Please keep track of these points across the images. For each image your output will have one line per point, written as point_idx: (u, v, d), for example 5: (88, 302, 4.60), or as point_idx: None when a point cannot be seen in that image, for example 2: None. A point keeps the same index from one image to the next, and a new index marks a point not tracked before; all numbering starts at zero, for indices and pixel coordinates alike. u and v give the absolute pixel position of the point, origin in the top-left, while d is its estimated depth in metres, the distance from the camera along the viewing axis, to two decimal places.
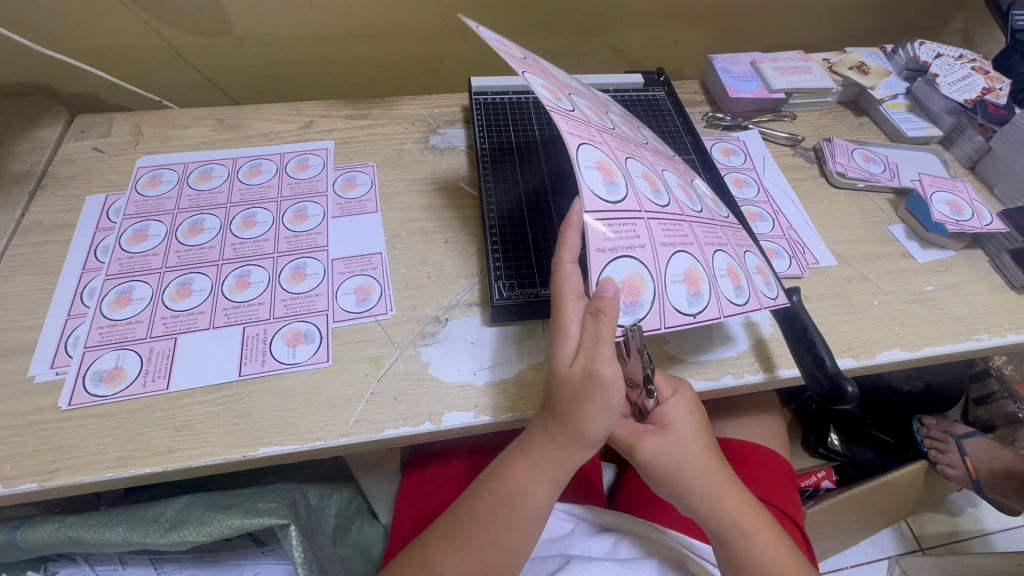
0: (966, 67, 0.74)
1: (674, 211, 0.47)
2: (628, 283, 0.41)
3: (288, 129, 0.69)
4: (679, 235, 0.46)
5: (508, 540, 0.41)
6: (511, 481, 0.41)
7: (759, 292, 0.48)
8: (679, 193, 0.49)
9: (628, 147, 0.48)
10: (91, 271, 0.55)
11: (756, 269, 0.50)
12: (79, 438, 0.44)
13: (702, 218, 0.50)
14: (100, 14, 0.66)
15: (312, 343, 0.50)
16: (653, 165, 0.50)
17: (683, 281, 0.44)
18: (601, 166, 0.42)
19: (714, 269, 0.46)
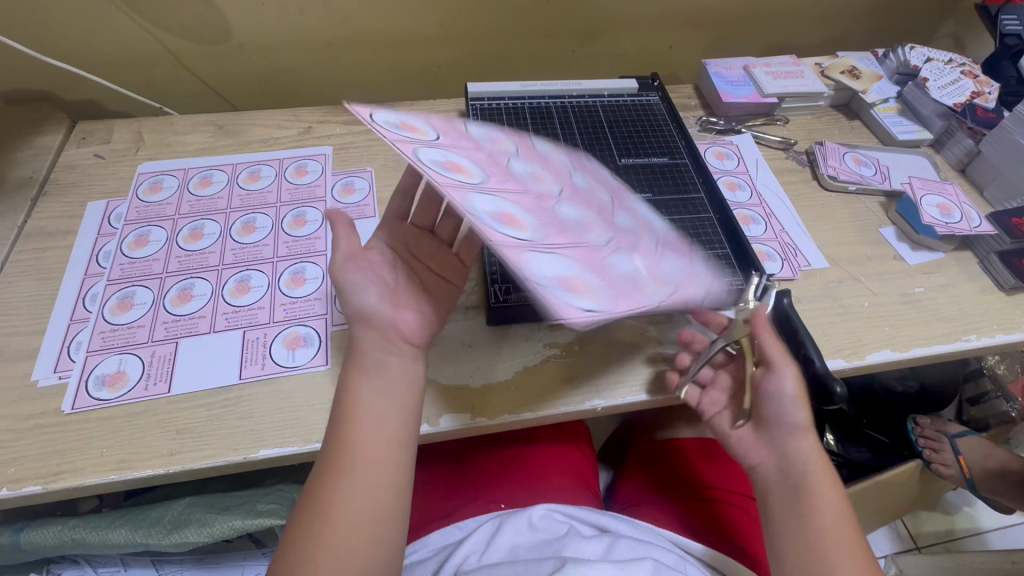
0: (955, 71, 0.75)
1: (545, 199, 0.41)
2: (409, 129, 0.39)
3: (286, 135, 0.70)
4: (514, 188, 0.40)
5: (370, 450, 0.39)
6: (348, 399, 0.40)
7: (568, 254, 0.36)
8: (581, 206, 0.43)
9: (550, 167, 0.48)
10: (93, 277, 0.56)
11: (626, 285, 0.38)
12: (82, 442, 0.45)
13: (603, 241, 0.41)
14: (100, 21, 0.67)
15: (311, 346, 0.51)
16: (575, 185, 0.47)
17: (464, 177, 0.36)
18: (492, 136, 0.47)
19: (537, 236, 0.36)
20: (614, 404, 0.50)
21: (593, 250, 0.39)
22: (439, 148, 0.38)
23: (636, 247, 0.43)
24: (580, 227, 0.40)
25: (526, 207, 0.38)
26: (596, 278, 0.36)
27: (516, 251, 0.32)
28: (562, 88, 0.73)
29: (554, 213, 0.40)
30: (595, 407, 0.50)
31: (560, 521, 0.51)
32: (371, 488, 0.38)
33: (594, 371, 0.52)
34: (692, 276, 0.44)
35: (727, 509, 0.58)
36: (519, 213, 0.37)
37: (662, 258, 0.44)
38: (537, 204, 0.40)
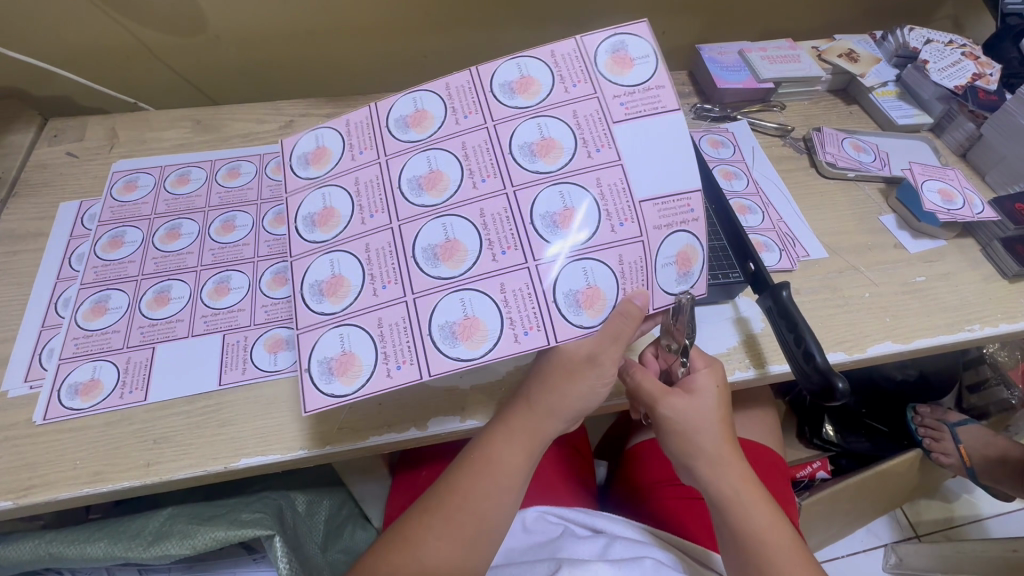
0: (955, 52, 0.73)
1: (403, 225, 0.42)
2: (315, 166, 0.45)
3: (267, 129, 0.68)
4: (372, 224, 0.42)
5: (490, 511, 0.40)
6: (496, 450, 0.42)
7: (390, 326, 0.40)
8: (463, 222, 0.41)
9: (474, 148, 0.43)
10: (66, 281, 0.53)
11: (458, 329, 0.40)
12: (54, 454, 0.43)
13: (446, 283, 0.41)
14: (70, 14, 0.64)
15: (293, 350, 0.49)
16: (484, 177, 0.42)
17: (322, 227, 0.43)
18: (421, 113, 0.45)
19: (360, 297, 0.41)
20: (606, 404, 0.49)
21: (427, 301, 0.40)
22: (320, 185, 0.44)
23: (508, 279, 0.40)
24: (425, 267, 0.41)
25: (360, 251, 0.42)
26: (383, 349, 0.40)
27: (312, 331, 0.41)
28: None
29: (399, 248, 0.42)
30: None
31: (554, 523, 0.50)
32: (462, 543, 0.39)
33: None
34: (585, 316, 0.40)
35: None
36: (353, 266, 0.42)
37: (547, 290, 0.40)
38: (377, 247, 0.42)
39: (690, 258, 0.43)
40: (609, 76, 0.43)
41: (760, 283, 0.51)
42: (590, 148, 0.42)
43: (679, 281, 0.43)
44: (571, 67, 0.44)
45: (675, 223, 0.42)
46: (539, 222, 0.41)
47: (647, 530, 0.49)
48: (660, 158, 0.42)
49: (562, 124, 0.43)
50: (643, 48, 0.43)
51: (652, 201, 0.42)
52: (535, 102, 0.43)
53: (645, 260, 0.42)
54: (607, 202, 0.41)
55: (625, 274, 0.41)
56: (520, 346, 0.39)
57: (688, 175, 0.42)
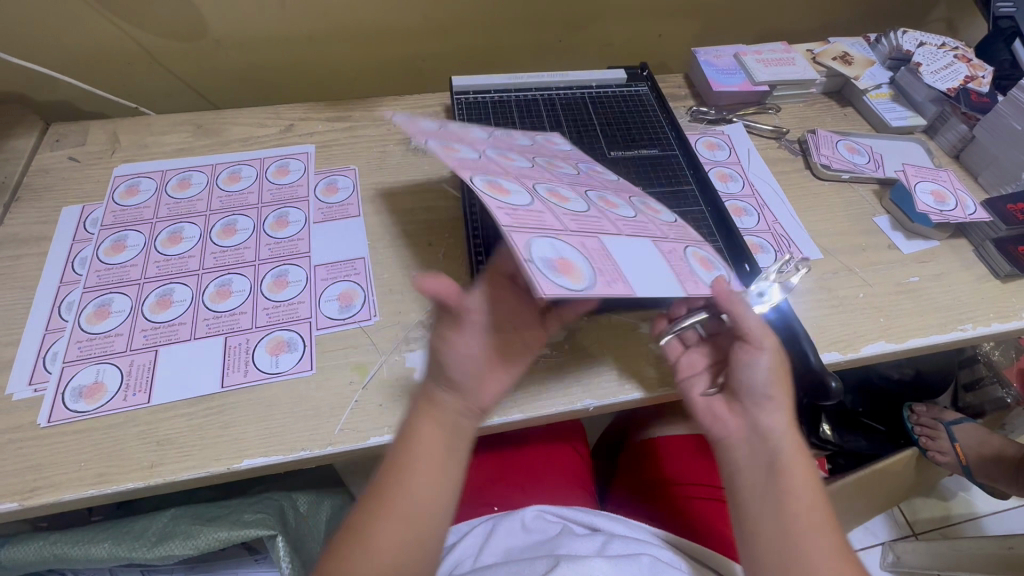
0: (948, 55, 0.74)
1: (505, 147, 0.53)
2: (517, 133, 0.59)
3: (267, 133, 0.68)
4: (499, 140, 0.54)
5: (427, 486, 0.40)
6: (416, 436, 0.41)
7: (423, 132, 0.49)
8: (522, 161, 0.50)
9: (579, 178, 0.51)
10: (69, 284, 0.54)
11: (444, 145, 0.47)
12: (58, 455, 0.44)
13: (485, 155, 0.49)
14: (71, 20, 0.65)
15: (295, 352, 0.50)
16: (567, 177, 0.50)
17: (467, 127, 0.55)
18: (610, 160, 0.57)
19: (438, 130, 0.52)
20: (605, 405, 0.49)
21: (455, 143, 0.49)
22: (505, 133, 0.58)
23: (489, 165, 0.46)
24: (490, 148, 0.51)
25: (477, 134, 0.54)
26: (417, 129, 0.50)
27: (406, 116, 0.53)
28: (548, 80, 0.71)
29: (484, 142, 0.52)
30: (588, 408, 0.48)
31: (552, 522, 0.50)
32: (411, 529, 0.38)
33: (588, 370, 0.50)
34: (483, 184, 0.42)
35: (722, 507, 0.58)
36: (464, 132, 0.54)
37: (490, 174, 0.44)
38: (483, 141, 0.53)
39: (577, 274, 0.36)
40: (690, 256, 0.46)
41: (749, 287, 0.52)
42: (624, 223, 0.45)
43: (539, 259, 0.36)
44: (690, 231, 0.49)
45: (597, 266, 0.38)
46: (541, 184, 0.46)
47: (645, 529, 0.49)
48: (661, 271, 0.41)
49: (634, 213, 0.48)
50: (734, 279, 0.46)
51: (607, 255, 0.40)
52: (647, 209, 0.50)
53: (541, 229, 0.39)
54: (581, 218, 0.43)
55: (514, 213, 0.40)
56: (444, 160, 0.45)
57: (644, 284, 0.39)
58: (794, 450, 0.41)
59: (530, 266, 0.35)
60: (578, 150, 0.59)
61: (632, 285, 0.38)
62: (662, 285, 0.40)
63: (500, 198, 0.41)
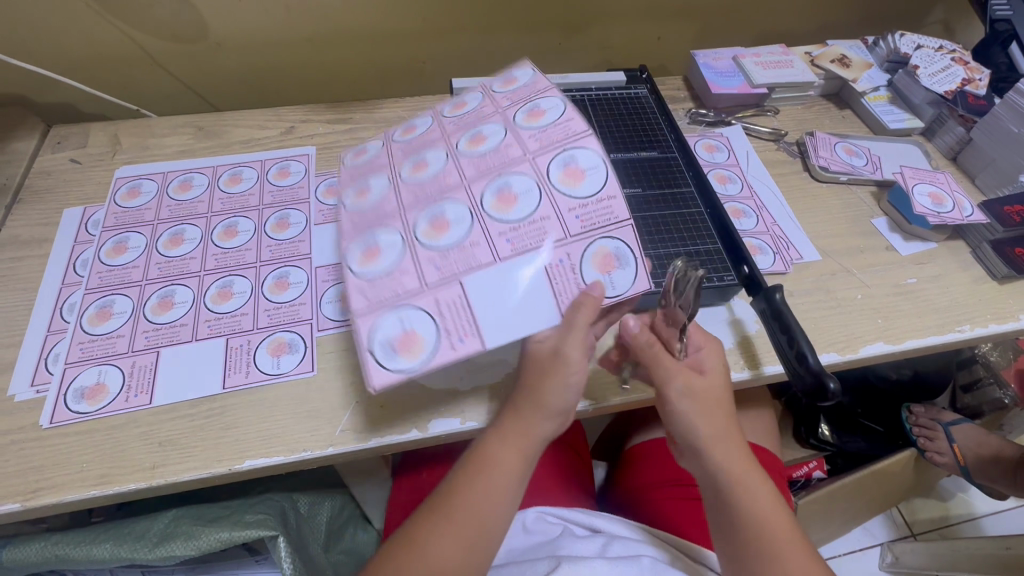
0: (946, 58, 0.74)
1: (427, 146, 0.50)
2: (453, 107, 0.53)
3: (268, 135, 0.68)
4: (430, 137, 0.51)
5: (491, 508, 0.40)
6: (491, 453, 0.42)
7: (352, 172, 0.51)
8: (435, 161, 0.48)
9: (487, 167, 0.47)
10: (71, 286, 0.54)
11: (360, 189, 0.49)
12: (61, 456, 0.44)
13: (398, 176, 0.49)
14: (73, 24, 0.65)
15: (296, 353, 0.50)
16: (468, 175, 0.47)
17: (455, 106, 0.53)
18: (537, 112, 0.49)
19: (368, 159, 0.52)
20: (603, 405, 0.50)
21: (372, 178, 0.49)
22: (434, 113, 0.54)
23: (390, 203, 0.47)
24: (402, 165, 0.49)
25: (397, 141, 0.52)
26: (347, 170, 0.52)
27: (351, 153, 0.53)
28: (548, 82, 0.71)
29: (403, 155, 0.50)
30: (588, 408, 0.50)
31: (553, 523, 0.50)
32: (473, 540, 0.39)
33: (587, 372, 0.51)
34: (358, 255, 0.44)
35: None
36: (447, 116, 0.53)
37: (377, 229, 0.45)
38: (452, 124, 0.51)
39: (417, 347, 0.40)
40: (586, 255, 0.43)
41: (753, 285, 0.52)
42: (509, 236, 0.43)
43: (380, 344, 0.40)
44: (597, 209, 0.44)
45: (444, 326, 0.41)
46: (430, 208, 0.46)
47: (645, 529, 0.49)
48: (529, 301, 0.42)
49: (536, 204, 0.44)
50: (631, 278, 0.43)
51: (463, 307, 0.42)
52: (562, 188, 0.45)
53: (395, 302, 0.42)
54: (453, 255, 0.43)
55: (375, 288, 0.42)
56: (341, 224, 0.47)
57: (496, 332, 0.41)
58: (742, 464, 0.43)
59: (371, 361, 0.40)
60: (514, 96, 0.52)
61: (481, 338, 0.41)
62: (513, 329, 0.41)
63: (371, 272, 0.43)
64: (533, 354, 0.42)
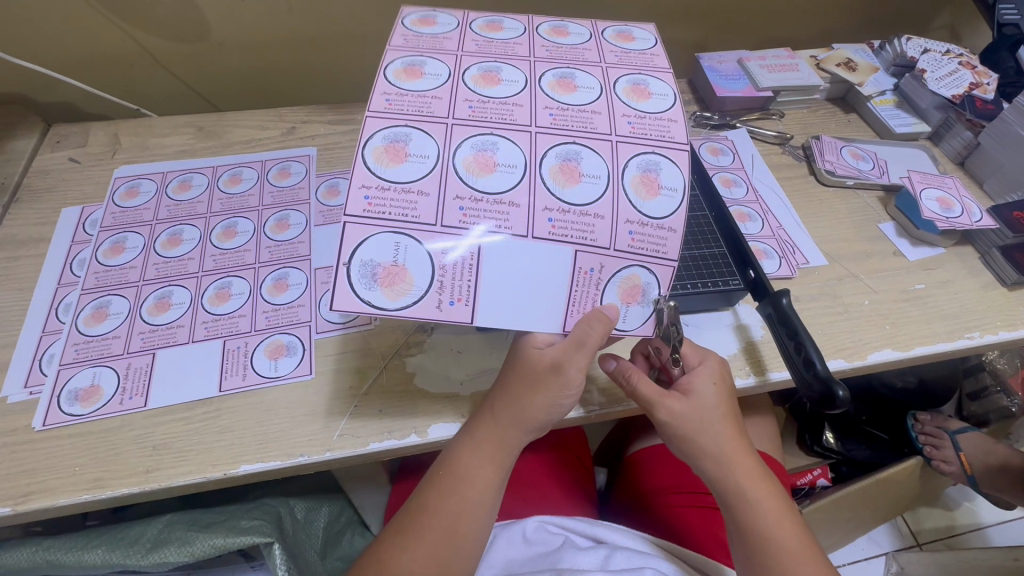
0: (953, 62, 0.74)
1: (503, 58, 0.44)
2: (554, 33, 0.48)
3: (269, 136, 0.68)
4: (514, 54, 0.45)
5: (467, 523, 0.40)
6: (467, 465, 0.41)
7: (417, 43, 0.44)
8: (504, 88, 0.42)
9: (560, 124, 0.41)
10: (68, 286, 0.53)
11: (413, 68, 0.42)
12: (54, 460, 0.43)
13: (459, 73, 0.42)
14: (75, 22, 0.65)
15: (294, 355, 0.49)
16: (541, 122, 0.41)
17: (556, 31, 0.48)
18: (642, 93, 0.43)
19: (436, 35, 0.45)
20: (608, 410, 0.49)
21: (429, 58, 0.43)
22: (529, 30, 0.48)
23: (437, 107, 0.40)
24: (472, 70, 0.43)
25: (476, 43, 0.45)
26: (417, 44, 0.44)
27: (423, 22, 0.46)
28: None
29: (473, 54, 0.44)
30: (589, 413, 0.48)
31: (555, 533, 0.49)
32: (445, 549, 0.39)
33: (590, 377, 0.50)
34: (377, 147, 0.38)
35: None
36: (544, 39, 0.47)
37: (408, 128, 0.39)
38: (547, 52, 0.45)
39: (399, 288, 0.37)
40: (618, 275, 0.40)
41: (760, 289, 0.51)
42: (554, 216, 0.39)
43: (361, 265, 0.37)
44: (650, 231, 0.40)
45: (440, 280, 0.38)
46: (481, 135, 0.40)
47: (647, 539, 0.48)
48: (541, 296, 0.39)
49: (596, 191, 0.40)
50: (645, 317, 0.42)
51: (470, 270, 0.38)
52: (634, 197, 0.40)
53: (399, 222, 0.37)
54: (485, 205, 0.38)
55: (383, 196, 0.37)
56: (373, 94, 0.40)
57: (491, 313, 0.39)
58: (745, 475, 0.42)
59: (343, 285, 0.36)
60: (624, 62, 0.46)
61: (473, 313, 0.38)
62: (510, 319, 0.39)
63: (385, 174, 0.38)
64: (525, 356, 0.41)
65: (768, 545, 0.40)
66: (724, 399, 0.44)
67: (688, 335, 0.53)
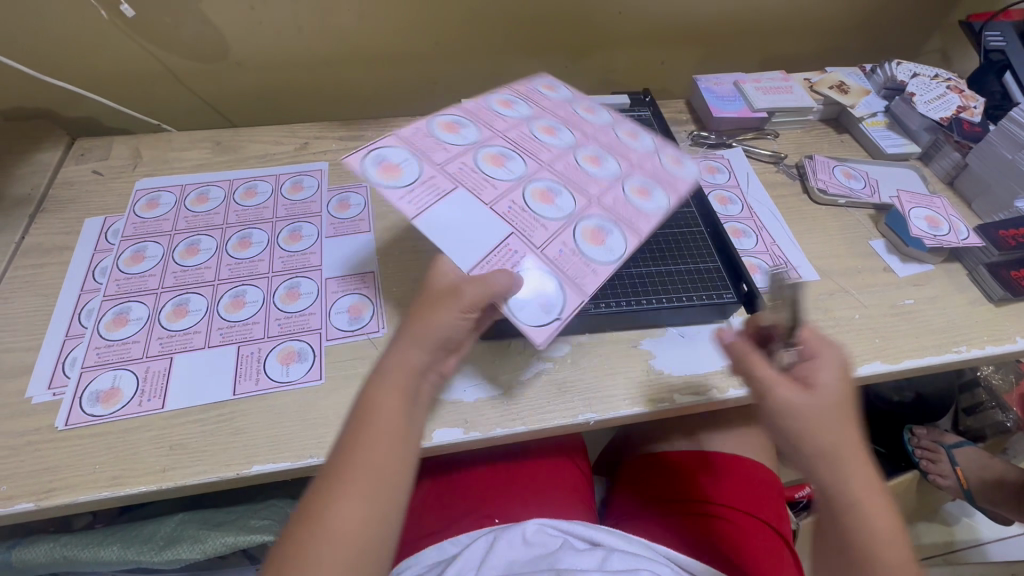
0: (941, 86, 0.76)
1: (570, 126, 0.57)
2: (629, 131, 0.59)
3: (283, 151, 0.71)
4: (584, 128, 0.58)
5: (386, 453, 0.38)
6: (381, 400, 0.39)
7: (528, 92, 0.60)
8: (548, 133, 0.55)
9: (562, 172, 0.52)
10: (90, 292, 0.56)
11: (509, 100, 0.58)
12: (75, 458, 0.45)
13: (534, 120, 0.56)
14: (103, 42, 0.68)
15: (305, 361, 0.52)
16: (553, 162, 0.52)
17: (631, 133, 0.59)
18: (646, 194, 0.52)
19: (548, 98, 0.61)
20: (608, 418, 0.50)
21: (526, 104, 0.58)
22: (614, 121, 0.60)
23: (502, 127, 0.54)
24: (542, 122, 0.56)
25: (563, 113, 0.59)
26: (525, 93, 0.60)
27: (546, 87, 0.62)
28: None
29: (553, 115, 0.58)
30: (589, 421, 0.50)
31: (553, 535, 0.51)
32: (379, 483, 0.36)
33: (589, 385, 0.52)
34: (445, 120, 0.52)
35: (728, 526, 0.57)
36: (617, 135, 0.58)
37: (473, 124, 0.53)
38: (606, 140, 0.57)
39: (399, 177, 0.47)
40: (530, 268, 0.45)
41: (751, 303, 0.55)
42: (512, 207, 0.48)
43: (374, 155, 0.47)
44: (579, 258, 0.47)
45: (412, 188, 0.46)
46: (508, 148, 0.52)
47: (643, 543, 0.50)
48: (473, 237, 0.45)
49: (554, 218, 0.48)
50: (540, 320, 0.44)
51: (437, 195, 0.46)
52: (580, 242, 0.48)
53: (418, 151, 0.49)
54: (476, 176, 0.49)
55: (423, 137, 0.50)
56: (472, 101, 0.56)
57: (430, 222, 0.45)
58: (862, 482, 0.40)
59: (354, 155, 0.46)
60: (646, 168, 0.55)
61: (417, 213, 0.45)
62: (443, 241, 0.45)
63: (438, 132, 0.51)
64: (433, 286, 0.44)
65: (868, 542, 0.39)
66: (845, 395, 0.42)
67: (684, 345, 0.55)
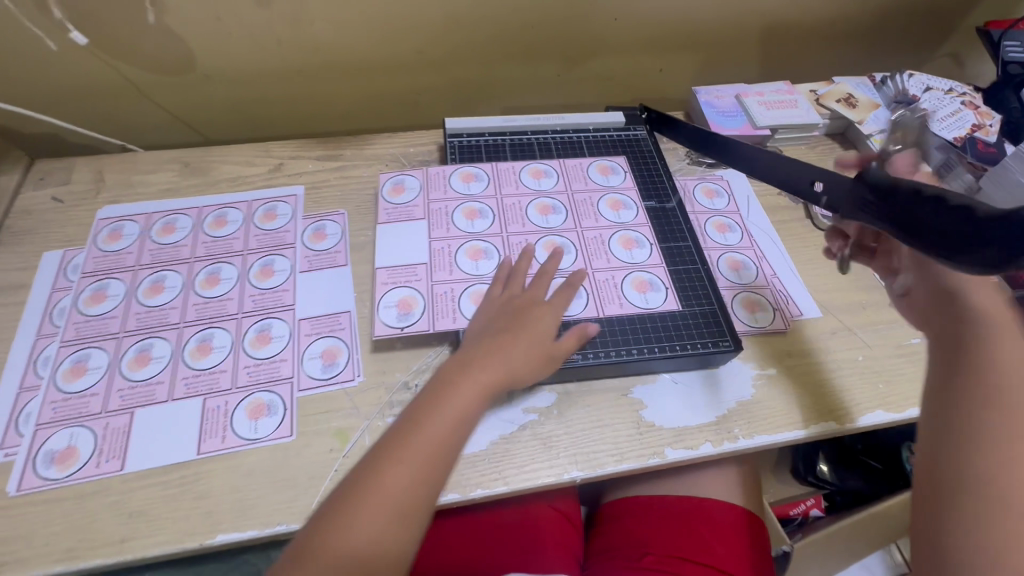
0: (955, 101, 0.73)
1: (569, 214, 0.61)
2: (625, 244, 0.59)
3: (255, 173, 0.67)
4: (580, 223, 0.60)
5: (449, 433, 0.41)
6: (451, 396, 0.42)
7: (576, 166, 0.65)
8: (542, 203, 0.61)
9: (507, 245, 0.58)
10: (46, 338, 0.53)
11: (542, 169, 0.64)
12: (28, 528, 0.43)
13: (545, 195, 0.62)
14: (60, 57, 0.64)
15: (275, 416, 0.49)
16: (511, 231, 0.59)
17: (625, 243, 0.59)
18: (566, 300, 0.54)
19: (589, 177, 0.64)
20: (592, 476, 0.47)
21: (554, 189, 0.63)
22: (619, 224, 0.60)
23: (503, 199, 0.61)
24: (550, 202, 0.61)
25: (576, 196, 0.62)
26: (567, 173, 0.64)
27: (601, 165, 0.66)
28: (545, 122, 0.69)
29: (563, 195, 0.62)
30: (574, 480, 0.47)
31: None
32: (423, 473, 0.39)
33: (575, 440, 0.49)
34: (470, 171, 0.64)
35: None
36: (611, 242, 0.59)
37: (486, 177, 0.63)
38: (592, 237, 0.59)
39: (398, 198, 0.62)
40: (401, 293, 0.54)
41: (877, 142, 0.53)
42: (443, 247, 0.57)
43: (397, 178, 0.64)
44: (452, 303, 0.53)
45: (394, 210, 0.61)
46: (489, 209, 0.60)
47: None
48: (399, 251, 0.57)
49: (463, 271, 0.55)
50: (391, 324, 0.52)
51: (405, 217, 0.60)
52: (464, 299, 0.53)
53: (424, 185, 0.63)
54: (439, 219, 0.60)
55: (438, 175, 0.64)
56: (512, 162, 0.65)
57: (384, 232, 0.59)
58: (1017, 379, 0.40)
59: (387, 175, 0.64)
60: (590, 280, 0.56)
61: (383, 219, 0.60)
62: (382, 245, 0.57)
63: (455, 180, 0.63)
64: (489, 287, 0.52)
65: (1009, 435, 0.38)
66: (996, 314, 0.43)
67: (675, 392, 0.52)
